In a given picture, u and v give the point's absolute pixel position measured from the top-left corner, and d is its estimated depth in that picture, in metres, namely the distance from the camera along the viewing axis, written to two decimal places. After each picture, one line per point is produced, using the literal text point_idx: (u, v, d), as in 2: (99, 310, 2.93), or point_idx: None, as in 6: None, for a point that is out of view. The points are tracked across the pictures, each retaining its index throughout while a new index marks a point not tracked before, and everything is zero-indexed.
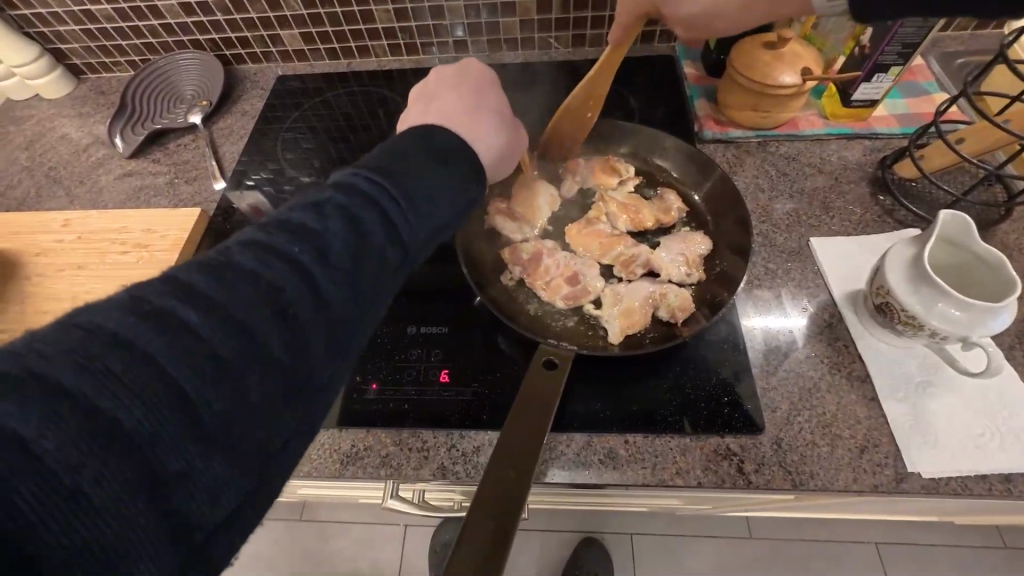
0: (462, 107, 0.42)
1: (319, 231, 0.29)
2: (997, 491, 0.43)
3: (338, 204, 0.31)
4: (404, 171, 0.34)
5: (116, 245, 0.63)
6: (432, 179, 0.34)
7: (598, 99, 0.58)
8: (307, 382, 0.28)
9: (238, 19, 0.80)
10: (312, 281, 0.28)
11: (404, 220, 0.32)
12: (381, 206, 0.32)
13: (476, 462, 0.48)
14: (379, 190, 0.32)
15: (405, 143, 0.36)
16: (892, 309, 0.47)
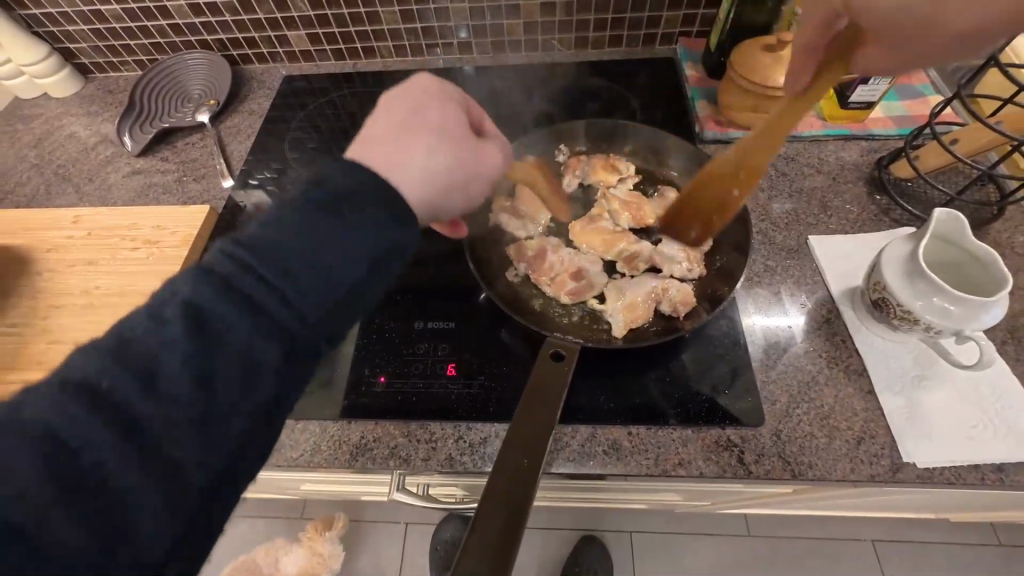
0: (392, 130, 0.40)
1: (153, 355, 0.28)
2: (987, 480, 0.45)
3: (180, 304, 0.30)
4: (281, 245, 0.32)
5: (127, 241, 0.64)
6: (319, 245, 0.33)
7: (755, 172, 0.51)
8: (154, 499, 0.27)
9: (245, 19, 0.81)
10: (141, 416, 0.27)
11: (282, 305, 0.31)
12: (246, 296, 0.31)
13: (483, 453, 0.49)
14: (244, 273, 0.31)
15: (289, 204, 0.34)
16: (888, 304, 0.48)
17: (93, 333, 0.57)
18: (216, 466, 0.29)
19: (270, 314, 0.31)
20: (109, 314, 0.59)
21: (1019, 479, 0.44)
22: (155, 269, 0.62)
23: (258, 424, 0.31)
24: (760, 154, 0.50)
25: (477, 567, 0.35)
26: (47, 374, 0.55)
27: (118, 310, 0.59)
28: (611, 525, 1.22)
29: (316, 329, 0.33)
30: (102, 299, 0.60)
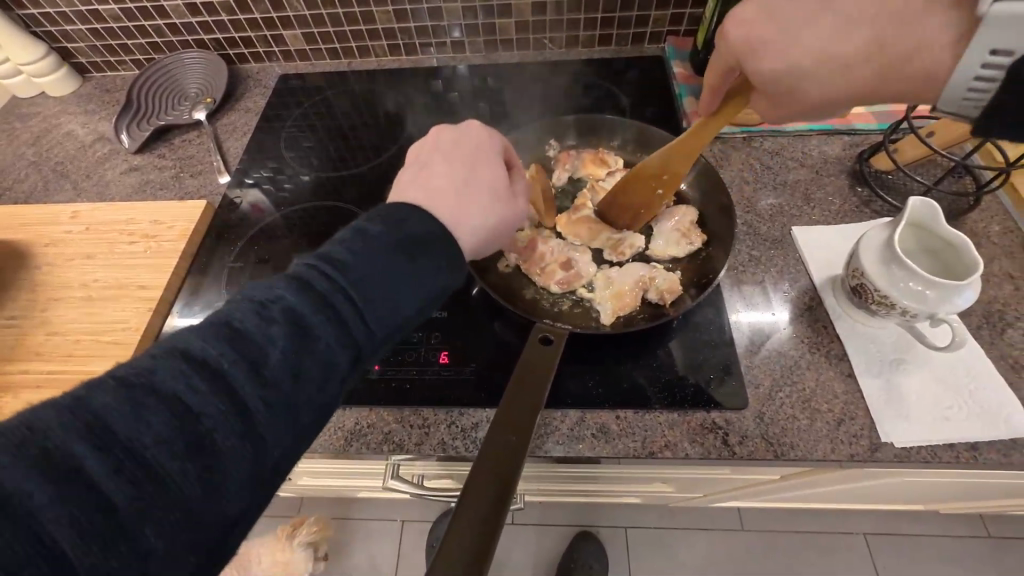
0: (449, 182, 0.41)
1: (261, 346, 0.29)
2: (962, 458, 0.46)
3: (286, 306, 0.31)
4: (364, 265, 0.34)
5: (126, 235, 0.65)
6: (400, 271, 0.34)
7: (672, 177, 0.58)
8: (242, 493, 0.28)
9: (241, 18, 0.82)
10: (247, 400, 0.28)
11: (361, 321, 0.33)
12: (336, 305, 0.32)
13: (475, 438, 0.50)
14: (337, 285, 0.32)
15: (376, 231, 0.35)
16: (866, 290, 0.49)
17: (92, 325, 0.58)
18: (288, 455, 0.30)
19: (351, 324, 0.32)
20: (107, 306, 0.60)
21: (991, 456, 0.46)
22: (152, 262, 0.63)
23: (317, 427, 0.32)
24: (680, 161, 0.56)
25: (463, 555, 0.35)
26: (46, 364, 0.56)
27: (116, 302, 0.60)
28: (605, 521, 1.23)
29: (381, 346, 0.34)
30: (100, 292, 0.61)
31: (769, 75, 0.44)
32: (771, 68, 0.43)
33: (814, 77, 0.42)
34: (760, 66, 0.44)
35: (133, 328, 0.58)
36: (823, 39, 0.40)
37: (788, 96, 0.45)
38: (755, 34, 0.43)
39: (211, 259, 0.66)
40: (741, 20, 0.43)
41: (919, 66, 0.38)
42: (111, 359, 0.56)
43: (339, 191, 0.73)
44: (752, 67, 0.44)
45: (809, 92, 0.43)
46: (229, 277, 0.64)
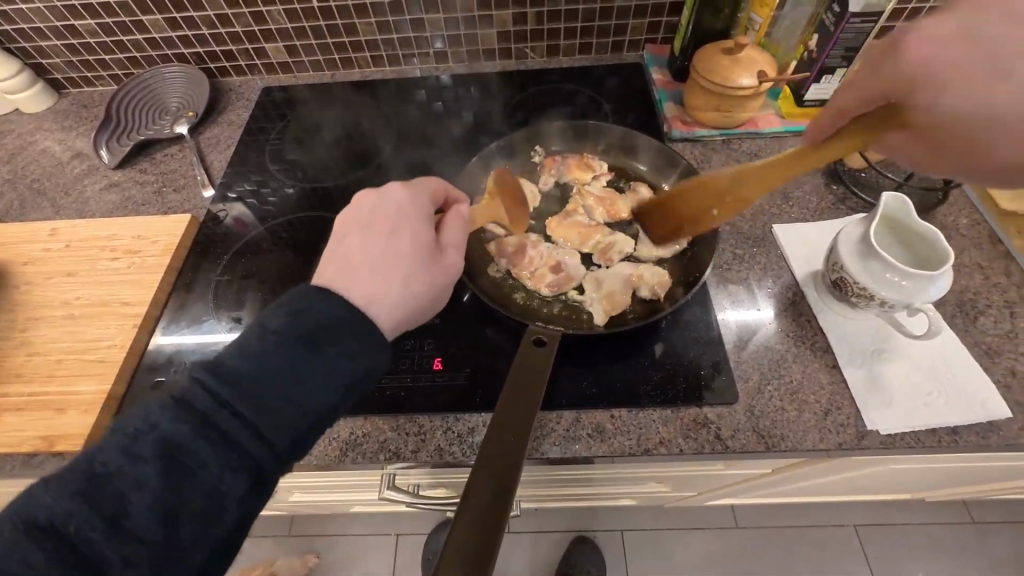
0: (367, 253, 0.41)
1: (123, 496, 0.30)
2: (944, 442, 0.48)
3: (158, 439, 0.31)
4: (252, 378, 0.34)
5: (108, 252, 0.64)
6: (295, 376, 0.35)
7: (737, 204, 0.50)
8: None
9: (223, 32, 0.82)
10: (105, 559, 0.29)
11: (251, 433, 0.33)
12: (219, 426, 0.33)
13: (471, 443, 0.50)
14: (218, 406, 0.33)
15: (270, 333, 0.36)
16: (845, 283, 0.51)
17: (76, 345, 0.57)
18: None
19: (241, 442, 0.33)
20: (90, 326, 0.58)
21: (970, 439, 0.48)
22: (138, 279, 0.62)
23: (217, 551, 0.32)
24: (753, 184, 0.48)
25: (464, 560, 0.35)
26: (27, 387, 0.54)
27: (100, 320, 0.59)
28: (602, 524, 1.23)
29: (285, 456, 0.34)
30: (84, 310, 0.60)
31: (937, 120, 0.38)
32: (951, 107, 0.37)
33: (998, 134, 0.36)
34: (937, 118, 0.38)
35: (117, 345, 0.57)
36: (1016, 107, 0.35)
37: (965, 149, 0.38)
38: (951, 55, 0.36)
39: (197, 277, 0.65)
40: (925, 38, 0.37)
41: None
42: (96, 379, 0.54)
43: (326, 202, 0.73)
44: (925, 100, 0.38)
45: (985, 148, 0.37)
46: (216, 291, 0.63)
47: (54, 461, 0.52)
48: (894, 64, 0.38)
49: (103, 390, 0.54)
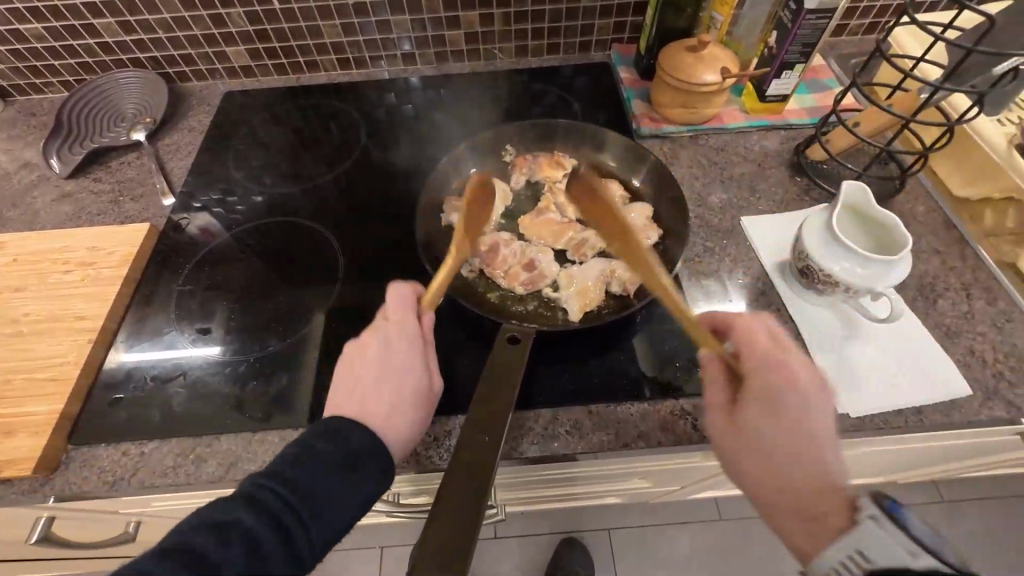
0: (384, 398, 0.43)
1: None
2: (912, 421, 0.49)
3: (242, 529, 0.34)
4: (311, 482, 0.37)
5: (61, 265, 0.61)
6: (351, 480, 0.39)
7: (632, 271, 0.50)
8: None
9: (180, 36, 0.80)
10: None
11: (304, 532, 0.36)
12: (285, 524, 0.35)
13: (448, 446, 0.49)
14: (287, 504, 0.36)
15: (332, 438, 0.39)
16: (811, 271, 0.53)
17: (26, 364, 0.53)
18: None
19: (295, 542, 0.35)
20: (40, 344, 0.55)
21: (936, 418, 0.49)
22: (93, 291, 0.59)
23: None
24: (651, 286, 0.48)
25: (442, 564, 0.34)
26: None
27: (52, 336, 0.55)
28: (588, 524, 1.23)
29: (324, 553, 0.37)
30: (35, 326, 0.56)
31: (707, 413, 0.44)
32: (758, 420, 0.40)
33: (727, 449, 0.42)
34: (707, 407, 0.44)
35: (71, 362, 0.54)
36: (744, 445, 0.41)
37: (742, 456, 0.41)
38: (790, 369, 0.40)
39: (159, 290, 0.62)
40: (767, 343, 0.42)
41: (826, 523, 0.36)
42: (49, 399, 0.51)
43: (294, 207, 0.71)
44: (750, 392, 0.41)
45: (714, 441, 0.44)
46: (178, 302, 0.60)
47: (2, 488, 0.49)
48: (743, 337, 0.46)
49: (54, 409, 0.50)
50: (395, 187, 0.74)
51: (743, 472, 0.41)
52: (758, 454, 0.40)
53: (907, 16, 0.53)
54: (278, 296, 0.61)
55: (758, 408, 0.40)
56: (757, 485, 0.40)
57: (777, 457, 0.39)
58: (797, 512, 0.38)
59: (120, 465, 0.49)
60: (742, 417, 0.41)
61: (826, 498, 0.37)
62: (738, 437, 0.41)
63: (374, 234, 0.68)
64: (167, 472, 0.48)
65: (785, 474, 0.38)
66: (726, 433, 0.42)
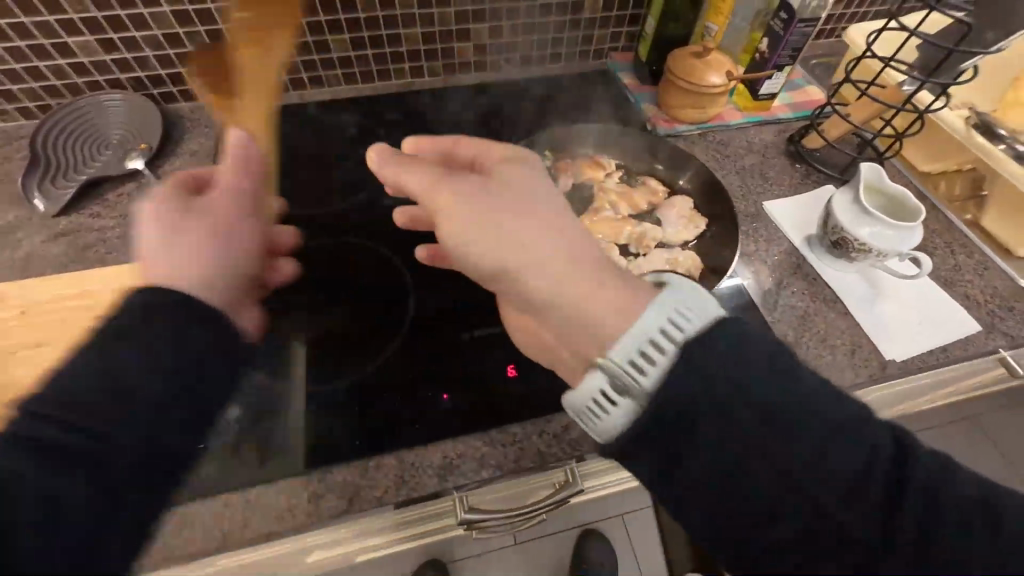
0: (190, 241, 0.41)
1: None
2: (941, 357, 0.58)
3: None
4: (79, 398, 0.31)
5: (85, 311, 0.54)
6: (118, 374, 0.33)
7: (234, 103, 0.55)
8: None
9: (171, 54, 0.73)
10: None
11: (92, 445, 0.31)
12: (53, 448, 0.30)
13: (568, 440, 0.51)
14: (46, 432, 0.30)
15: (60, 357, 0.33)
16: (847, 242, 0.61)
17: None
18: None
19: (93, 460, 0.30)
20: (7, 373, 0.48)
21: (960, 353, 0.59)
22: None
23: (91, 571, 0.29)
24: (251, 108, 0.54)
25: None
26: None
27: None
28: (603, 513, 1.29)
29: (136, 472, 0.32)
30: None
31: (435, 181, 0.41)
32: (513, 189, 0.41)
33: (481, 206, 0.39)
34: (441, 170, 0.42)
35: None
36: (483, 210, 0.39)
37: (488, 225, 0.39)
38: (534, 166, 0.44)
39: None
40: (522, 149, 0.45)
41: (593, 311, 0.37)
42: None
43: (336, 228, 0.69)
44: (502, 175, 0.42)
45: (451, 203, 0.40)
46: None
47: None
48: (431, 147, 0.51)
49: None
50: None
51: (476, 251, 0.40)
52: (512, 203, 0.39)
53: (891, 19, 0.64)
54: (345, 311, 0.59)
55: (509, 161, 0.44)
56: (505, 244, 0.38)
57: (545, 200, 0.41)
58: (578, 250, 0.38)
59: (223, 517, 0.45)
60: (501, 169, 0.42)
61: (585, 271, 0.38)
62: (495, 187, 0.40)
63: None
64: (282, 515, 0.46)
65: (530, 213, 0.39)
66: (478, 191, 0.40)
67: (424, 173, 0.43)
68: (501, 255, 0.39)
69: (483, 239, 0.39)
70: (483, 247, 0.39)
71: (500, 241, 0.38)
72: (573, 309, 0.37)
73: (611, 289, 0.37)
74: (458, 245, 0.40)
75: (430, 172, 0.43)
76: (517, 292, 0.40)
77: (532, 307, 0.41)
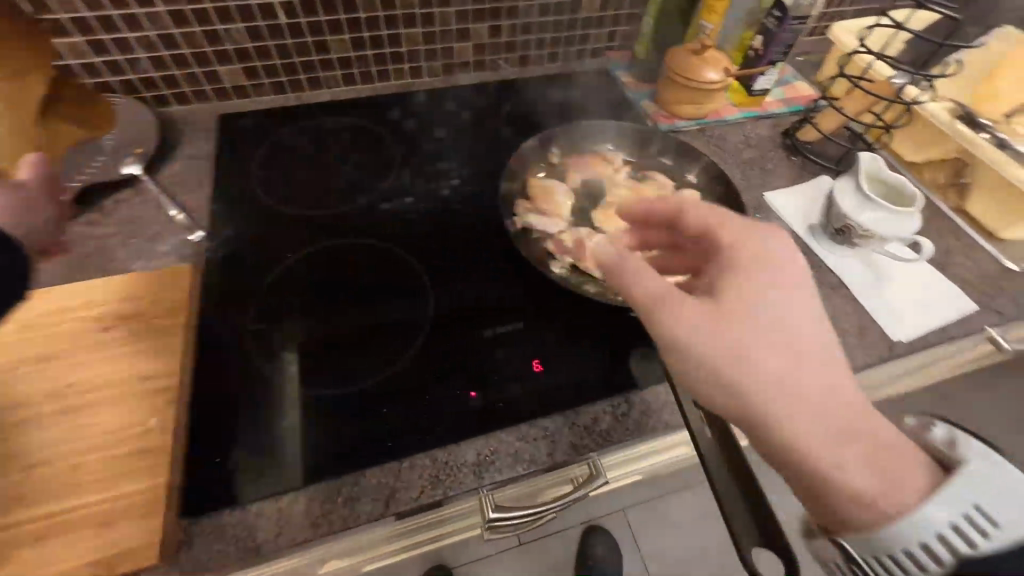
0: None
1: None
2: (941, 336, 0.61)
3: None
4: None
5: (91, 322, 0.51)
6: None
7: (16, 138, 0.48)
8: None
9: (166, 56, 0.71)
10: None
11: None
12: None
13: (599, 432, 0.51)
14: None
15: None
16: (851, 229, 0.63)
17: (93, 440, 0.45)
18: None
19: None
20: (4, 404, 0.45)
21: (958, 331, 0.62)
22: (148, 346, 0.51)
23: None
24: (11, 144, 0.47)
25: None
26: (33, 515, 0.41)
27: (115, 404, 0.47)
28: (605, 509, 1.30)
29: None
30: (86, 397, 0.47)
31: (661, 309, 0.39)
32: (769, 313, 0.37)
33: (705, 350, 0.37)
34: (673, 297, 0.39)
35: (158, 430, 0.46)
36: (738, 344, 0.37)
37: (734, 365, 0.36)
38: (786, 264, 0.39)
39: (222, 340, 0.56)
40: (773, 239, 0.41)
41: (866, 482, 0.34)
42: (144, 474, 0.44)
43: (348, 231, 0.68)
44: (753, 292, 0.38)
45: (673, 337, 0.38)
46: (259, 341, 0.56)
47: None
48: (690, 222, 0.44)
49: (159, 484, 0.43)
50: (442, 199, 0.73)
51: (709, 383, 0.37)
52: (745, 355, 0.36)
53: (883, 16, 0.69)
54: (352, 312, 0.59)
55: (785, 302, 0.38)
56: (761, 385, 0.36)
57: (796, 352, 0.36)
58: (830, 420, 0.35)
59: (255, 527, 0.44)
60: (769, 307, 0.37)
61: (851, 418, 0.35)
62: (746, 335, 0.37)
63: (440, 246, 0.67)
64: (318, 522, 0.45)
65: (791, 341, 0.37)
66: (704, 332, 0.37)
67: (649, 295, 0.40)
68: (711, 396, 0.38)
69: (693, 376, 0.38)
70: (728, 385, 0.36)
71: (731, 396, 0.37)
72: (775, 457, 0.36)
73: (849, 477, 0.34)
74: (688, 373, 0.38)
75: (650, 294, 0.40)
76: (760, 436, 0.36)
77: (764, 455, 0.37)
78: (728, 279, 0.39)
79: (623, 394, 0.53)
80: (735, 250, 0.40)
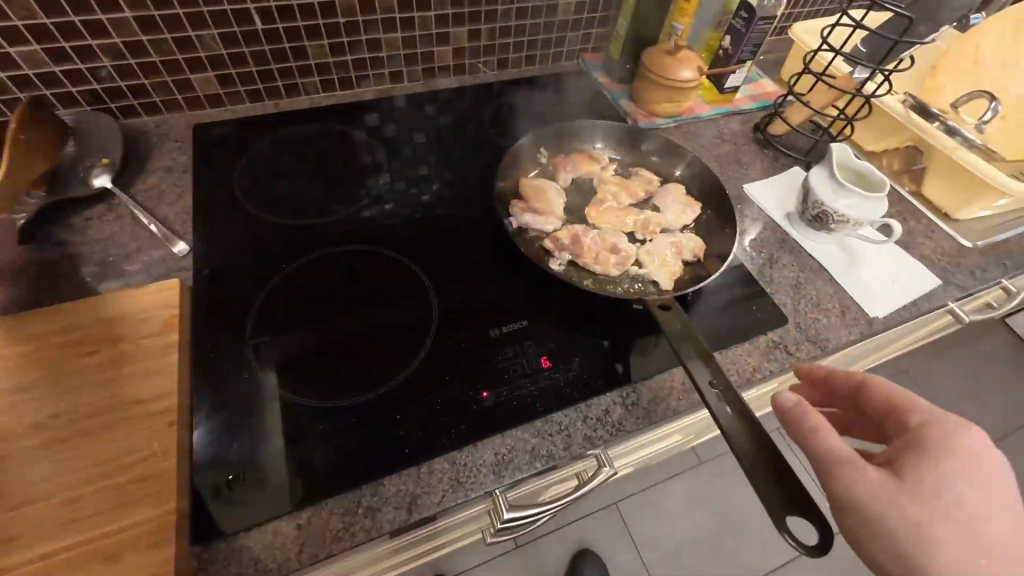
0: None
1: None
2: (913, 311, 0.66)
3: None
4: None
5: (75, 346, 0.48)
6: None
7: None
8: None
9: (133, 64, 0.68)
10: None
11: None
12: None
13: (612, 422, 0.52)
14: None
15: None
16: (827, 215, 0.67)
17: (88, 470, 0.42)
18: None
19: None
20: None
21: (928, 305, 0.66)
22: (141, 367, 0.48)
23: None
24: None
25: None
26: (26, 556, 0.38)
27: (110, 431, 0.44)
28: (598, 503, 1.32)
29: None
30: (77, 426, 0.44)
31: (844, 471, 0.36)
32: (979, 529, 0.35)
33: (889, 518, 0.34)
34: (856, 463, 0.36)
35: (159, 454, 0.44)
36: (936, 525, 0.34)
37: (922, 547, 0.34)
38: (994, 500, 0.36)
39: (221, 357, 0.54)
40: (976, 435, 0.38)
41: None
42: (149, 501, 0.41)
43: (341, 238, 0.67)
44: (956, 492, 0.35)
45: (849, 499, 0.36)
46: (259, 354, 0.54)
47: None
48: (873, 400, 0.43)
49: (166, 510, 0.41)
50: (434, 203, 0.73)
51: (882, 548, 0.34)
52: (926, 531, 0.34)
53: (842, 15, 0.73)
54: (349, 320, 0.58)
55: (975, 491, 0.35)
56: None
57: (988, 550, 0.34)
58: None
59: (275, 547, 0.43)
60: (966, 495, 0.35)
61: None
62: (933, 514, 0.34)
63: (436, 249, 0.67)
64: (339, 536, 0.44)
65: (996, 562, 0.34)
66: (887, 500, 0.35)
67: (830, 451, 0.37)
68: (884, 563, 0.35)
69: (853, 532, 0.36)
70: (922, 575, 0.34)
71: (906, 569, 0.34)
72: None
73: None
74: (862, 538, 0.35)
75: (833, 455, 0.37)
76: None
77: None
78: (929, 451, 0.37)
79: (631, 384, 0.55)
80: (949, 441, 0.37)
